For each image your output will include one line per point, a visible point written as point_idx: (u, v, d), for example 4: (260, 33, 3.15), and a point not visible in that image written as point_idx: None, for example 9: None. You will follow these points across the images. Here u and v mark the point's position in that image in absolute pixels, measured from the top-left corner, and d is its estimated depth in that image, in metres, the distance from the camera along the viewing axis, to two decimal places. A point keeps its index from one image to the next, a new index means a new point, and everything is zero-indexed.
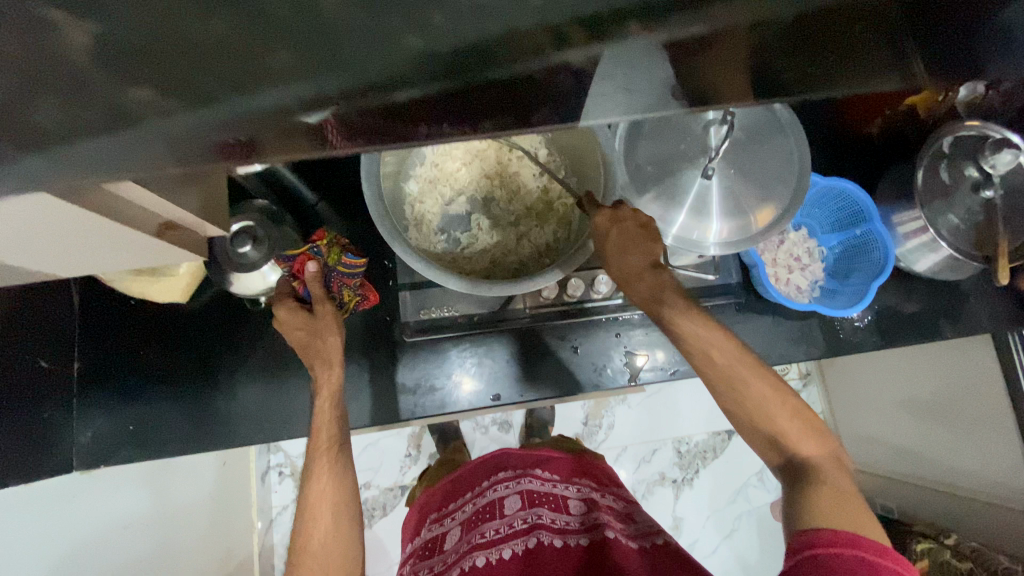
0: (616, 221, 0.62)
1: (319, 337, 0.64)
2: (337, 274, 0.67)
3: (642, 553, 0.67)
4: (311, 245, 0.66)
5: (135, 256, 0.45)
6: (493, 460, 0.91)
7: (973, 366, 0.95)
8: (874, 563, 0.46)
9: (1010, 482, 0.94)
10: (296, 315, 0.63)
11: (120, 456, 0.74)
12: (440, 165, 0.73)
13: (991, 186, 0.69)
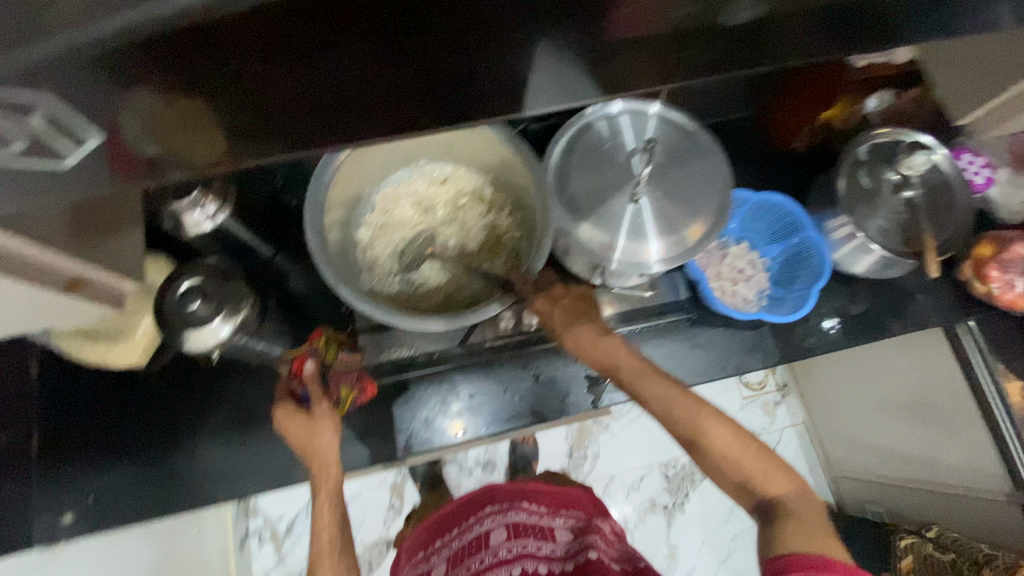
0: (555, 303, 0.68)
1: (316, 437, 0.65)
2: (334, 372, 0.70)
3: None
4: (308, 345, 0.69)
5: (44, 313, 0.48)
6: (483, 493, 0.93)
7: (939, 362, 0.94)
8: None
9: (991, 475, 0.91)
10: (294, 419, 0.65)
11: (79, 532, 0.70)
12: (389, 212, 0.77)
13: (909, 187, 0.75)
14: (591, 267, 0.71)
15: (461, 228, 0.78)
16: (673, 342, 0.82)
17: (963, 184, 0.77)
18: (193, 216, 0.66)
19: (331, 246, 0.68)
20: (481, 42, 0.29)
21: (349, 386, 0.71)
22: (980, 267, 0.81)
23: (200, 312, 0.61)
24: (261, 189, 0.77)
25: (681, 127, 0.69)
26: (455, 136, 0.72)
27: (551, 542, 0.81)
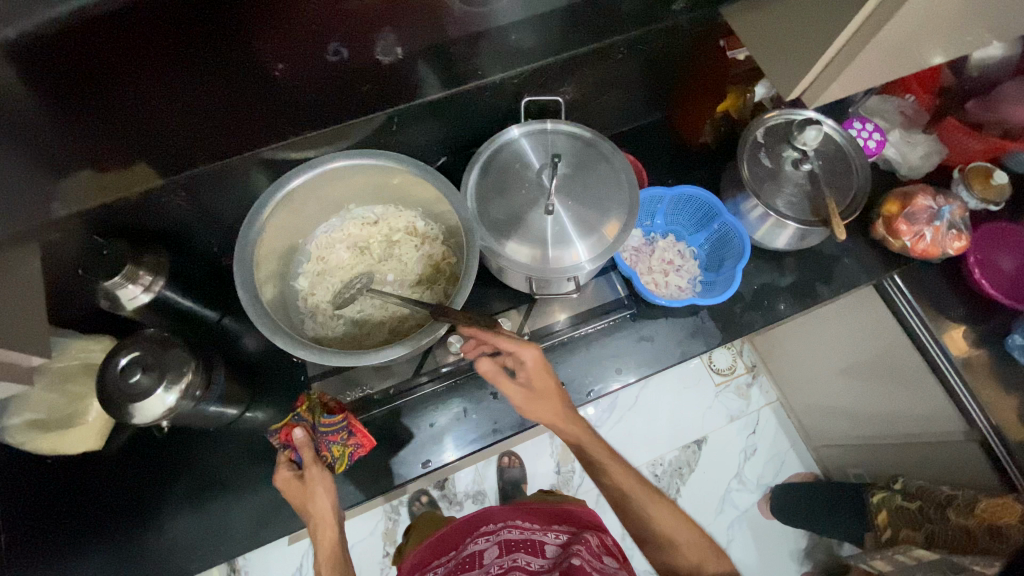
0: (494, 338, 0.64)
1: (311, 499, 0.65)
2: (324, 435, 0.68)
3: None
4: (293, 414, 0.69)
5: None
6: (477, 518, 0.93)
7: (879, 320, 0.99)
8: None
9: (939, 420, 0.94)
10: (290, 485, 0.66)
11: None
12: (325, 258, 0.80)
13: (807, 160, 0.80)
14: (527, 282, 0.74)
15: (397, 263, 0.80)
16: (619, 338, 0.86)
17: (854, 150, 0.83)
18: (127, 291, 0.68)
19: (267, 298, 0.70)
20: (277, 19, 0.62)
21: (341, 446, 0.69)
22: (891, 223, 0.87)
23: (142, 383, 0.62)
24: (199, 257, 0.80)
25: (582, 139, 0.74)
26: (375, 178, 0.76)
27: (539, 557, 0.80)
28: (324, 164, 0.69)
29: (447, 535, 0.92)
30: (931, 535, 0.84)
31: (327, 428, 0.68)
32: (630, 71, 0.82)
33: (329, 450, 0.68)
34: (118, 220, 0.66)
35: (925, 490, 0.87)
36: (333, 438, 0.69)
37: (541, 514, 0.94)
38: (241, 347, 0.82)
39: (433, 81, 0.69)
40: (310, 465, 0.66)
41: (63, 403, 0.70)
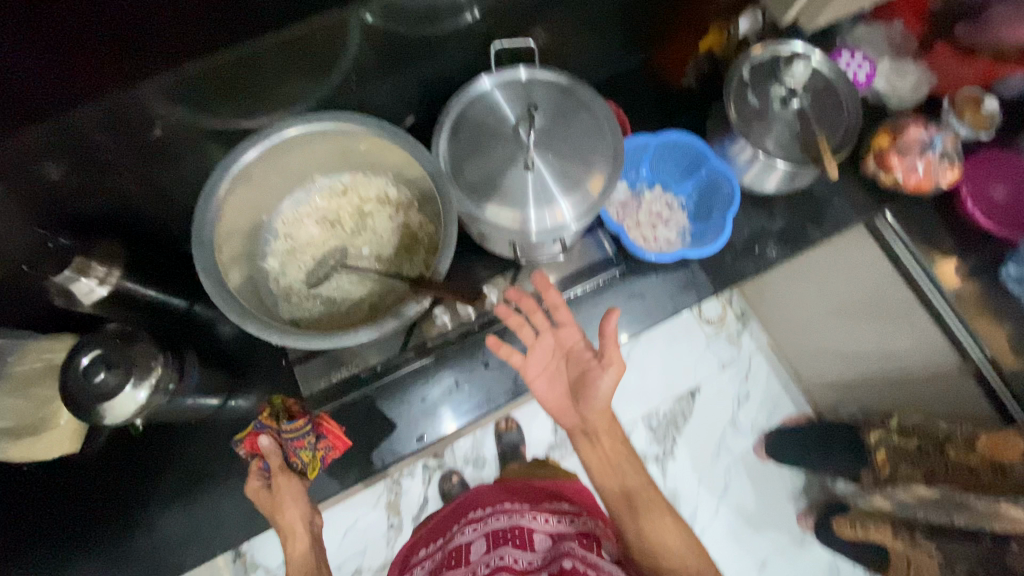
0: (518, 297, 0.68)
1: (280, 508, 0.66)
2: (290, 442, 0.66)
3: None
4: (254, 423, 0.67)
5: None
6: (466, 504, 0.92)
7: (865, 262, 0.97)
8: None
9: (932, 353, 0.92)
10: (259, 495, 0.66)
11: None
12: (294, 236, 0.75)
13: (795, 96, 0.76)
14: (511, 247, 0.70)
15: (372, 235, 0.76)
16: (609, 297, 0.83)
17: (844, 82, 0.79)
18: (81, 286, 0.63)
19: (234, 283, 0.65)
20: None
21: (309, 452, 0.67)
22: (882, 158, 0.84)
23: (108, 382, 0.58)
24: (158, 243, 0.74)
25: (558, 88, 0.69)
26: (340, 144, 0.70)
27: (527, 550, 0.71)
28: (281, 131, 0.63)
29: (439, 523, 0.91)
30: (931, 472, 0.83)
31: (290, 436, 0.66)
32: (606, 10, 0.76)
33: (298, 455, 0.67)
34: (59, 209, 0.60)
35: (924, 428, 0.87)
36: (299, 445, 0.66)
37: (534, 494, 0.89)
38: (216, 335, 0.78)
39: (392, 31, 0.63)
40: (278, 473, 0.66)
41: (30, 408, 0.68)
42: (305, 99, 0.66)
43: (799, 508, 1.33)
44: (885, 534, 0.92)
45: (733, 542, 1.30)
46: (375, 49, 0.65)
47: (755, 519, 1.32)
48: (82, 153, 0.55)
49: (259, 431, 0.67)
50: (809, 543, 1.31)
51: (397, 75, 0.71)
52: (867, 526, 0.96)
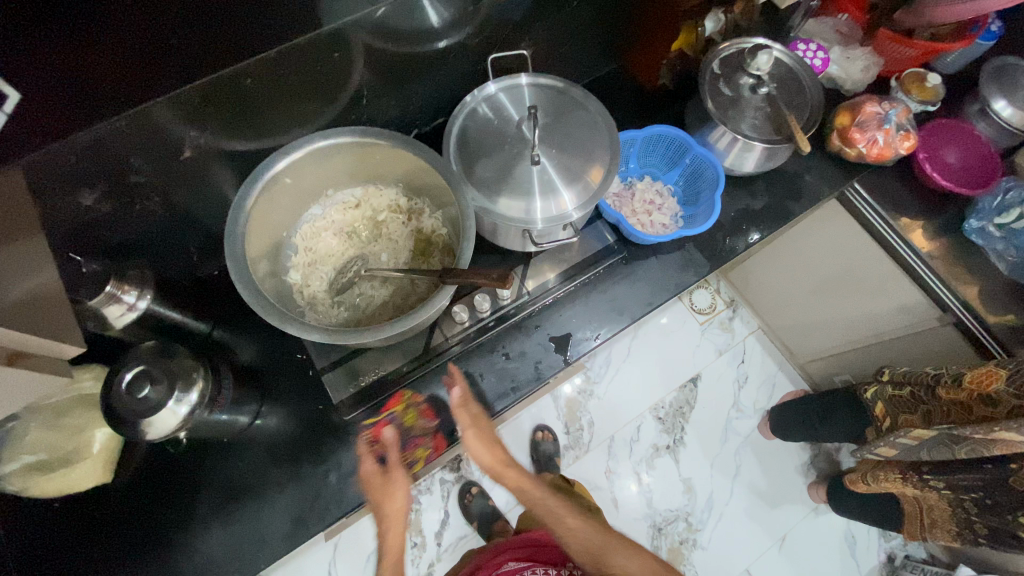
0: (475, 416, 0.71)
1: (386, 496, 0.68)
2: (411, 434, 0.79)
3: None
4: (389, 412, 0.77)
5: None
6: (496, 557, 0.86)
7: (845, 234, 1.05)
8: None
9: (917, 309, 1.00)
10: (375, 477, 0.68)
11: None
12: (314, 248, 0.78)
13: (764, 84, 0.83)
14: (523, 237, 0.75)
15: (388, 242, 0.79)
16: (615, 284, 0.88)
17: (804, 69, 0.87)
18: (114, 309, 0.64)
19: (266, 293, 0.68)
20: None
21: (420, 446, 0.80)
22: (845, 134, 0.92)
23: (152, 397, 0.59)
24: (180, 268, 0.76)
25: (553, 89, 0.75)
26: (355, 157, 0.74)
27: None
28: (303, 146, 0.67)
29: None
30: (928, 414, 0.88)
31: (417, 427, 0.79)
32: (585, 18, 0.84)
33: (415, 449, 0.80)
34: (89, 235, 0.62)
35: (914, 376, 0.91)
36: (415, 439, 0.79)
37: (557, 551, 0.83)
38: (240, 354, 0.79)
39: (398, 49, 0.68)
40: (396, 466, 0.69)
41: (62, 439, 0.66)
42: (317, 117, 0.71)
43: (808, 482, 1.37)
44: (894, 481, 0.97)
45: (749, 520, 1.33)
46: (382, 67, 0.70)
47: (769, 497, 1.36)
48: (119, 175, 0.58)
49: (387, 421, 0.77)
50: (824, 511, 1.35)
51: (402, 90, 0.77)
52: (878, 476, 1.00)
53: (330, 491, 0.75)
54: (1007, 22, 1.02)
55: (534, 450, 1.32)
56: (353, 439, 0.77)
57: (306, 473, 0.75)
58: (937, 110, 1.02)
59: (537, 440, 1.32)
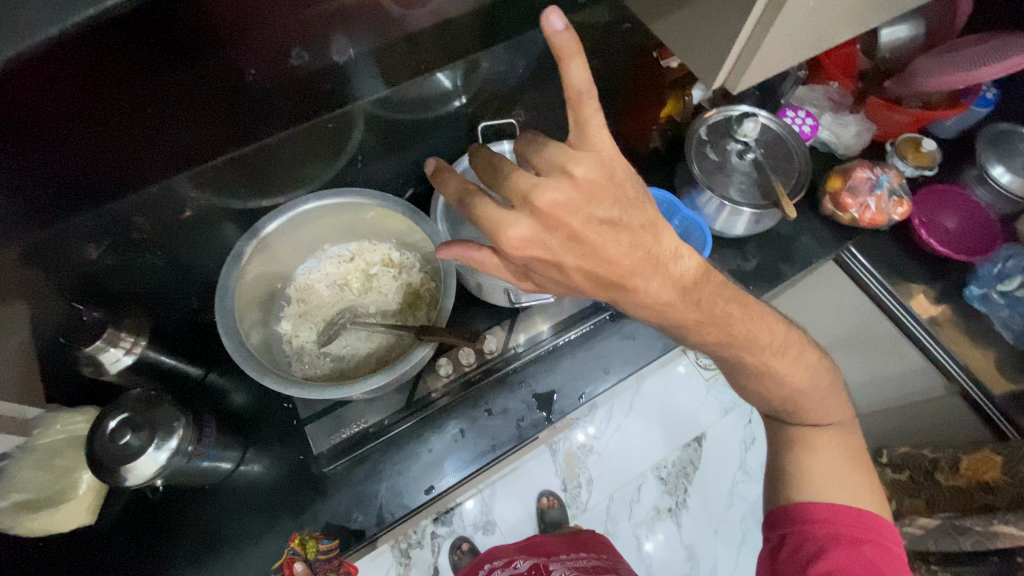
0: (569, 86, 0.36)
1: None
2: (319, 564, 0.73)
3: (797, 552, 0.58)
4: (289, 547, 0.73)
5: None
6: (578, 539, 1.11)
7: (847, 300, 1.05)
8: (867, 535, 0.57)
9: (917, 383, 1.01)
10: None
11: None
12: (306, 300, 0.81)
13: (751, 150, 0.85)
14: (505, 295, 0.76)
15: (377, 295, 0.82)
16: (603, 340, 0.88)
17: (792, 135, 0.88)
18: (109, 355, 0.66)
19: (253, 345, 0.70)
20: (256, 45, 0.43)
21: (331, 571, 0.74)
22: (837, 198, 0.92)
23: (133, 444, 0.61)
24: (179, 316, 0.80)
25: None
26: (349, 215, 0.78)
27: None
28: (297, 207, 0.72)
29: (513, 550, 1.09)
30: (931, 500, 0.91)
31: (323, 557, 0.73)
32: None
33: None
34: (92, 284, 0.66)
35: (910, 459, 0.95)
36: (326, 566, 0.74)
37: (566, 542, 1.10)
38: (230, 400, 0.82)
39: (393, 116, 0.72)
40: None
41: (50, 479, 0.68)
42: (315, 178, 0.75)
43: None
44: None
45: None
46: (376, 135, 0.75)
47: None
48: (123, 233, 0.62)
49: (293, 557, 0.73)
50: None
51: (397, 154, 0.81)
52: None
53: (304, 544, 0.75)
54: (1003, 91, 1.03)
55: (539, 518, 1.27)
56: (331, 491, 0.78)
57: (282, 526, 0.76)
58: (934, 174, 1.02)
59: (542, 508, 1.28)
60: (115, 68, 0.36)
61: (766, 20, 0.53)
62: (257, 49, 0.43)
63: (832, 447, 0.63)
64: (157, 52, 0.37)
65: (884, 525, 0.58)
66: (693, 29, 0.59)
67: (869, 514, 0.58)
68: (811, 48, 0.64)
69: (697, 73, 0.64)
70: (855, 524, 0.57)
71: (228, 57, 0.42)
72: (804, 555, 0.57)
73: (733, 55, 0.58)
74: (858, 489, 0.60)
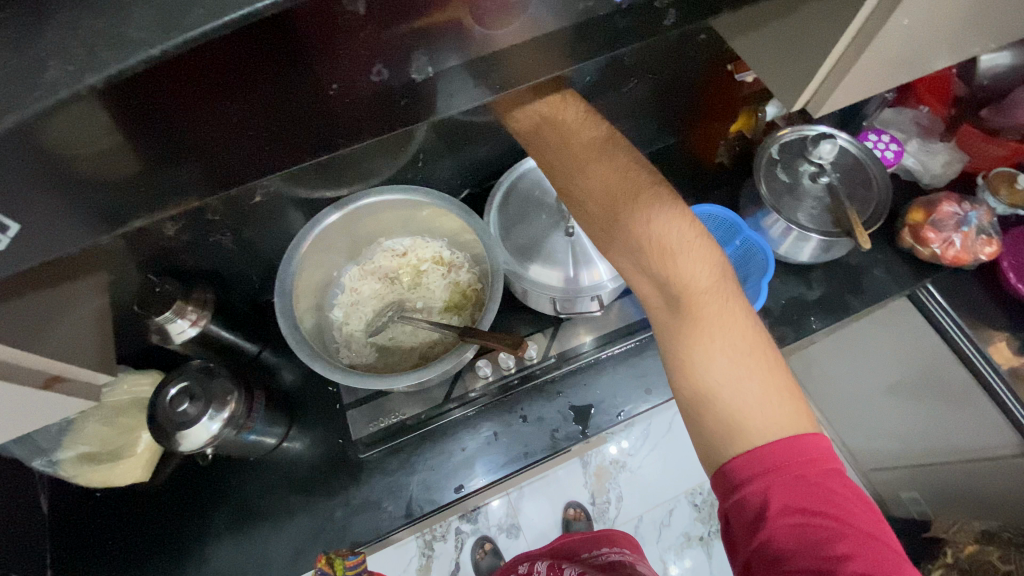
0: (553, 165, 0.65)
1: None
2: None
3: (737, 509, 0.48)
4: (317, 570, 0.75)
5: (25, 418, 0.47)
6: (600, 534, 1.08)
7: (918, 347, 0.96)
8: (805, 476, 0.47)
9: (983, 445, 0.93)
10: None
11: None
12: (358, 290, 0.83)
13: (825, 173, 0.80)
14: (552, 303, 0.76)
15: (426, 292, 0.83)
16: (646, 358, 0.86)
17: (872, 159, 0.83)
18: (176, 325, 0.70)
19: (306, 329, 0.73)
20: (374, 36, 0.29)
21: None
22: (917, 232, 0.86)
23: (190, 412, 0.65)
24: (242, 293, 0.84)
25: None
26: (406, 211, 0.80)
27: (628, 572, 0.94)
28: (358, 200, 0.74)
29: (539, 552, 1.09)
30: None
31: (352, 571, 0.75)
32: (642, 97, 0.86)
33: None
34: (167, 258, 0.70)
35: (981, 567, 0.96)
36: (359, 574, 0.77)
37: (584, 541, 1.08)
38: (280, 378, 0.85)
39: (462, 117, 0.73)
40: None
41: (114, 435, 0.73)
42: (378, 173, 0.77)
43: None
44: None
45: None
46: (440, 134, 0.76)
47: None
48: (197, 212, 0.65)
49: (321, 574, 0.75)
50: None
51: (459, 154, 0.82)
52: None
53: (336, 525, 0.78)
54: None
55: (564, 528, 1.25)
56: (365, 478, 0.80)
57: (316, 506, 0.79)
58: None
59: (568, 519, 1.25)
60: (216, 79, 0.27)
61: (861, 40, 0.50)
62: (356, 64, 0.30)
63: (725, 347, 0.52)
64: (223, 53, 0.26)
65: (812, 449, 0.48)
66: (771, 49, 0.57)
67: (791, 444, 0.48)
68: (907, 73, 0.60)
69: (774, 92, 0.61)
70: (784, 464, 0.47)
71: (322, 74, 0.30)
72: (748, 526, 0.47)
73: (816, 80, 0.56)
74: (796, 413, 0.50)
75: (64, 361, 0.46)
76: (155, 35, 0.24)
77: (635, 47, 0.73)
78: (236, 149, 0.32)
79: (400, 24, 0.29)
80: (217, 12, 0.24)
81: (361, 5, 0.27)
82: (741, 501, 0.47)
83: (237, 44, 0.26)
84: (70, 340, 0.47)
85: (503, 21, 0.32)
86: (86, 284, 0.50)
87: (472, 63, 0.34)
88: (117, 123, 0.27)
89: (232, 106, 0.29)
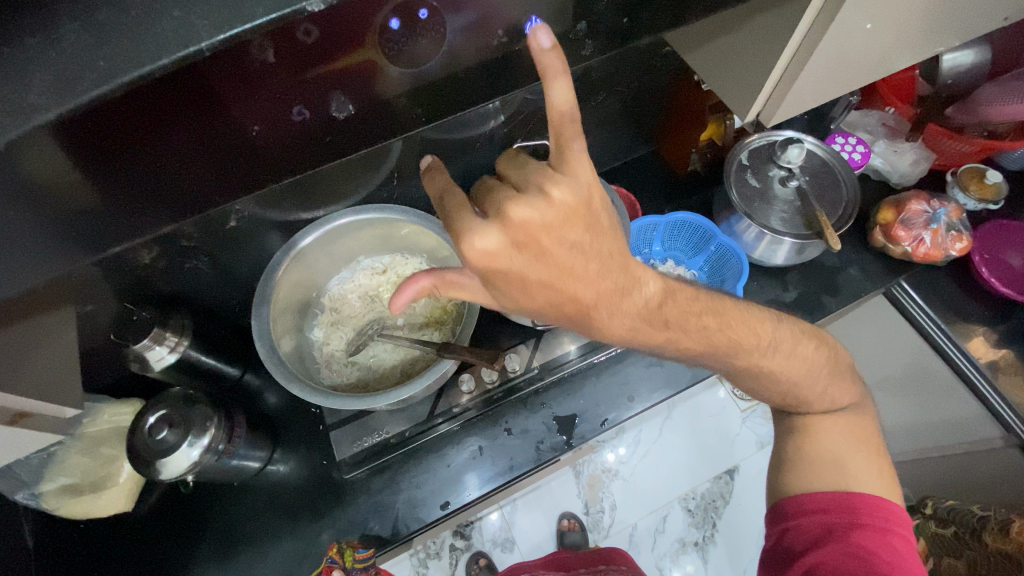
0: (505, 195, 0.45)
1: None
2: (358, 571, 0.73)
3: (795, 533, 0.56)
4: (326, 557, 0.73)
5: None
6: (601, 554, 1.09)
7: (901, 343, 0.99)
8: (864, 521, 0.54)
9: (965, 437, 0.95)
10: None
11: None
12: (339, 310, 0.84)
13: (794, 177, 0.81)
14: None
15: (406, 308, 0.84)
16: (628, 366, 0.87)
17: (838, 161, 0.84)
18: (155, 352, 0.71)
19: (285, 351, 0.73)
20: (291, 76, 0.30)
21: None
22: (888, 231, 0.87)
23: (168, 439, 0.65)
24: (222, 317, 0.84)
25: None
26: (383, 229, 0.80)
27: None
28: (333, 221, 0.74)
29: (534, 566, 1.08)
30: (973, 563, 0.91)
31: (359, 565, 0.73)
32: (612, 109, 0.87)
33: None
34: (144, 285, 0.70)
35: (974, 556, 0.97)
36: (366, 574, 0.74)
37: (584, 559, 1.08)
38: (263, 401, 0.85)
39: (433, 134, 0.75)
40: None
41: (95, 465, 0.73)
42: (352, 194, 0.78)
43: None
44: None
45: None
46: (413, 152, 0.77)
47: None
48: (173, 239, 0.66)
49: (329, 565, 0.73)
50: None
51: None
52: None
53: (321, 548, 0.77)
54: None
55: (558, 539, 1.24)
56: (349, 497, 0.79)
57: (300, 528, 0.78)
58: (1000, 210, 0.95)
59: (562, 530, 1.25)
60: (142, 121, 0.28)
61: (807, 45, 0.51)
62: (275, 104, 0.31)
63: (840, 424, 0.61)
64: (142, 99, 0.27)
65: (884, 509, 0.55)
66: (726, 59, 0.59)
67: (871, 500, 0.55)
68: (858, 80, 0.62)
69: (732, 102, 0.63)
70: (848, 508, 0.55)
71: (241, 117, 0.31)
72: (801, 548, 0.55)
73: (769, 86, 0.57)
74: (878, 478, 0.57)
75: (33, 396, 0.47)
76: (48, 101, 0.25)
77: (600, 61, 0.75)
78: (168, 188, 0.32)
79: (316, 66, 0.30)
80: (111, 75, 0.25)
81: (271, 52, 0.28)
82: (794, 530, 0.57)
83: (157, 95, 0.27)
84: (39, 374, 0.47)
85: (415, 60, 0.32)
86: (58, 317, 0.50)
87: (391, 103, 0.35)
88: (49, 183, 0.28)
89: (158, 151, 0.30)
